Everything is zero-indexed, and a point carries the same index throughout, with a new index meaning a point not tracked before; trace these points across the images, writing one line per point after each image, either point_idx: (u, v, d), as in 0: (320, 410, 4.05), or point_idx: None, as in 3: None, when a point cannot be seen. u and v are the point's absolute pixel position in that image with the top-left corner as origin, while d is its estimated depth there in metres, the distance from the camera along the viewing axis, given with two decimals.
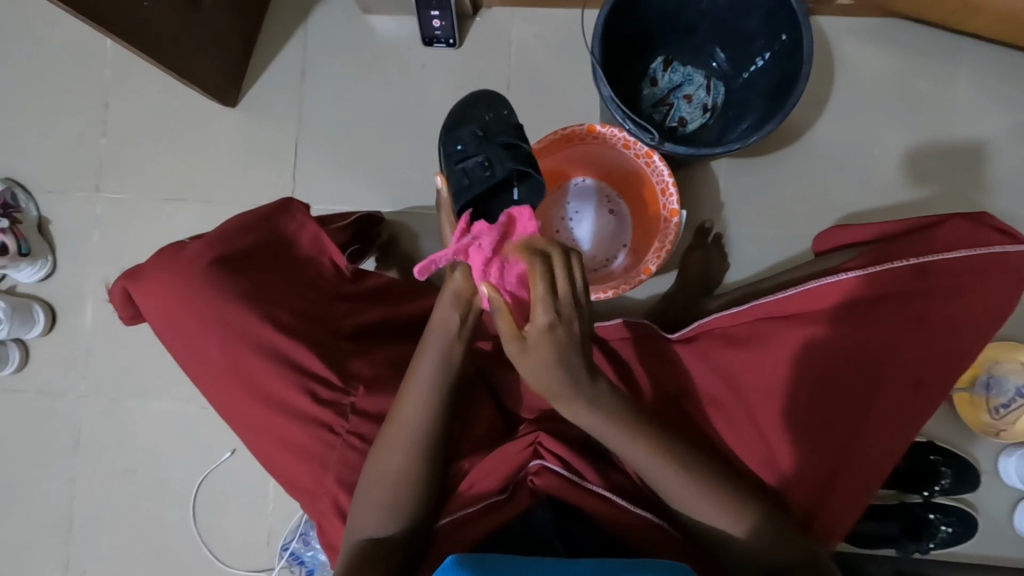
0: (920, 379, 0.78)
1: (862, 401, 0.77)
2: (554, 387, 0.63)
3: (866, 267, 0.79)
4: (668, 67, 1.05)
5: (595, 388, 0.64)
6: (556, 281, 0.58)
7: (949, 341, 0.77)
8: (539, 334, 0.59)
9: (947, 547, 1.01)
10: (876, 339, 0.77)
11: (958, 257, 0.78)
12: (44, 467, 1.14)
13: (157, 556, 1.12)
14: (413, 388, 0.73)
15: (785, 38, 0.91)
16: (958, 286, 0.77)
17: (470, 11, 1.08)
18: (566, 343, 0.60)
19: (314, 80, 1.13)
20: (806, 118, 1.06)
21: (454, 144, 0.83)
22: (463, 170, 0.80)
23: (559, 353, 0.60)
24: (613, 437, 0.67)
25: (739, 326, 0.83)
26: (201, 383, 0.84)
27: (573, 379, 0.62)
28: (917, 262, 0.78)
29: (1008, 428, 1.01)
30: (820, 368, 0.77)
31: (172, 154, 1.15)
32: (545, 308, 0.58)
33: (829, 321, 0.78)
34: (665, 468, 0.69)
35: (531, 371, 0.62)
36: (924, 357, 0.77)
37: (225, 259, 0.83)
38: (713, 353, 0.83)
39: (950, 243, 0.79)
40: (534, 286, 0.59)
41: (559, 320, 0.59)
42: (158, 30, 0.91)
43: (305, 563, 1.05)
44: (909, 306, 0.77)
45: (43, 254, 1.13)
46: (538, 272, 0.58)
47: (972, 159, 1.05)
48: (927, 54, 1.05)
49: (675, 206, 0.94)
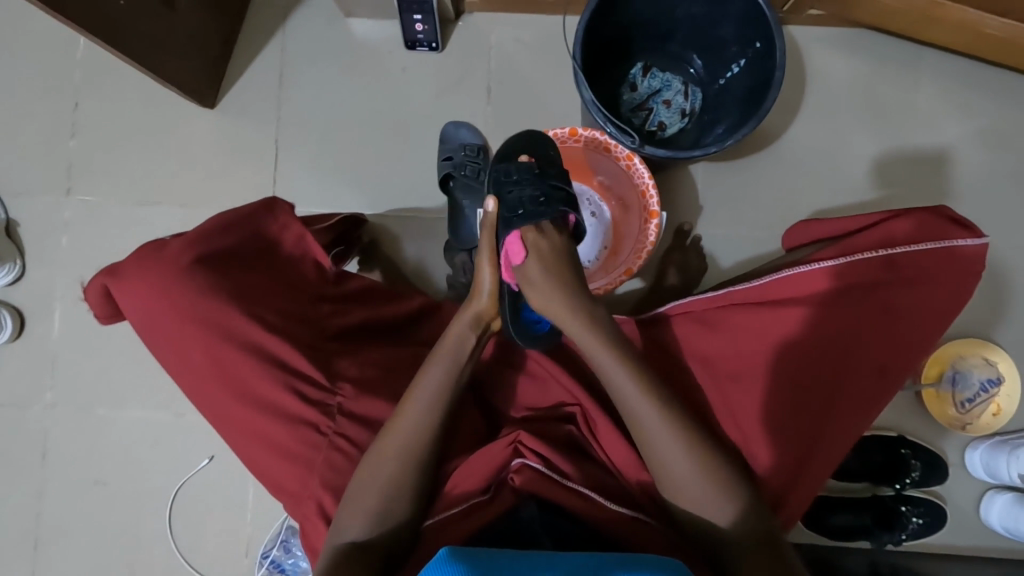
0: (885, 367, 0.79)
1: (833, 392, 0.78)
2: (550, 287, 0.79)
3: (834, 258, 0.81)
4: (647, 72, 1.07)
5: (590, 304, 0.79)
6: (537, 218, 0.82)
7: (912, 332, 0.80)
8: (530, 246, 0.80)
9: (917, 538, 1.04)
10: (844, 328, 0.79)
11: (923, 250, 0.80)
12: (11, 477, 1.10)
13: (130, 566, 1.08)
14: (416, 400, 0.75)
15: (758, 46, 0.94)
16: (921, 275, 0.80)
17: (451, 16, 1.09)
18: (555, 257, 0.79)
19: (294, 83, 1.12)
20: (779, 125, 1.10)
21: (507, 172, 0.87)
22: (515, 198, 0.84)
23: (549, 258, 0.80)
24: (605, 359, 0.76)
25: (714, 309, 0.85)
26: (183, 384, 0.83)
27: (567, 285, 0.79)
28: (887, 254, 0.80)
29: (973, 422, 1.06)
30: (791, 355, 0.79)
31: (148, 156, 1.13)
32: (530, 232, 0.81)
33: (801, 309, 0.80)
34: (620, 369, 0.75)
35: (535, 295, 0.79)
36: (889, 347, 0.79)
37: (209, 258, 0.82)
38: (692, 342, 0.85)
39: (909, 233, 0.82)
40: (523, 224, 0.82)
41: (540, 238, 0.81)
42: (135, 28, 0.89)
43: (286, 571, 1.04)
44: (875, 295, 0.79)
45: (10, 258, 1.09)
46: None
47: (934, 164, 1.09)
48: (890, 63, 1.10)
49: (655, 208, 0.96)
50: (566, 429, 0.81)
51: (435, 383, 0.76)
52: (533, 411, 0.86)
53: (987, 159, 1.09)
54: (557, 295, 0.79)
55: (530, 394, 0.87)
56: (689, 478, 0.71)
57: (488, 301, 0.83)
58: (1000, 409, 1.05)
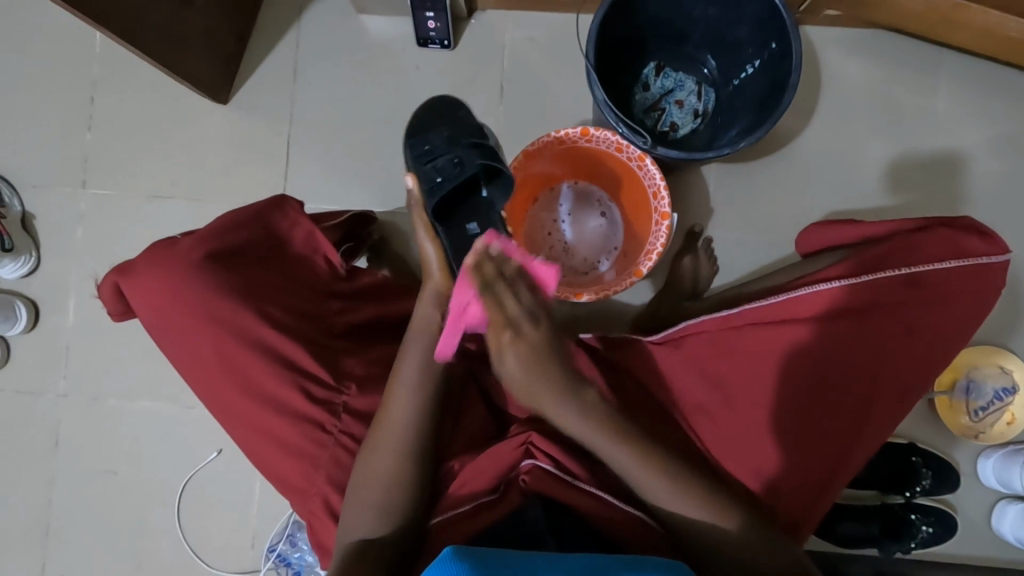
0: (906, 388, 0.78)
1: (853, 412, 0.77)
2: (534, 383, 0.70)
3: (851, 277, 0.78)
4: (660, 72, 1.07)
5: (580, 396, 0.71)
6: (507, 303, 0.68)
7: (933, 350, 0.78)
8: (506, 349, 0.69)
9: (926, 547, 1.03)
10: (865, 349, 0.77)
11: (945, 269, 0.78)
12: (24, 465, 1.11)
13: (139, 556, 1.10)
14: (400, 387, 0.74)
15: (774, 46, 0.92)
16: (945, 296, 0.78)
17: (464, 13, 1.09)
18: (537, 362, 0.69)
19: (305, 79, 1.12)
20: (793, 126, 1.09)
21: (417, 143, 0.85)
22: (433, 168, 0.82)
23: (531, 361, 0.69)
24: (601, 444, 0.71)
25: (729, 330, 0.82)
26: (192, 379, 0.83)
27: (554, 383, 0.70)
28: (910, 272, 0.77)
29: (987, 431, 1.04)
30: (808, 376, 0.77)
31: (161, 150, 1.14)
32: (502, 326, 0.68)
33: (818, 330, 0.78)
34: (617, 450, 0.71)
35: (518, 388, 0.71)
36: (910, 366, 0.78)
37: (218, 255, 0.82)
38: (703, 361, 0.82)
39: (936, 251, 0.79)
40: (490, 309, 0.68)
41: (518, 334, 0.68)
42: (151, 25, 0.90)
43: (292, 564, 1.05)
44: (898, 317, 0.77)
45: (26, 250, 1.11)
46: (492, 301, 0.68)
47: (951, 168, 1.08)
48: (909, 65, 1.08)
49: (666, 210, 0.94)
50: None
51: (415, 369, 0.75)
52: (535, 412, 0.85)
53: (1007, 164, 1.08)
54: (544, 395, 0.71)
55: None
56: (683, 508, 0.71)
57: (439, 275, 0.82)
58: (1015, 418, 1.04)
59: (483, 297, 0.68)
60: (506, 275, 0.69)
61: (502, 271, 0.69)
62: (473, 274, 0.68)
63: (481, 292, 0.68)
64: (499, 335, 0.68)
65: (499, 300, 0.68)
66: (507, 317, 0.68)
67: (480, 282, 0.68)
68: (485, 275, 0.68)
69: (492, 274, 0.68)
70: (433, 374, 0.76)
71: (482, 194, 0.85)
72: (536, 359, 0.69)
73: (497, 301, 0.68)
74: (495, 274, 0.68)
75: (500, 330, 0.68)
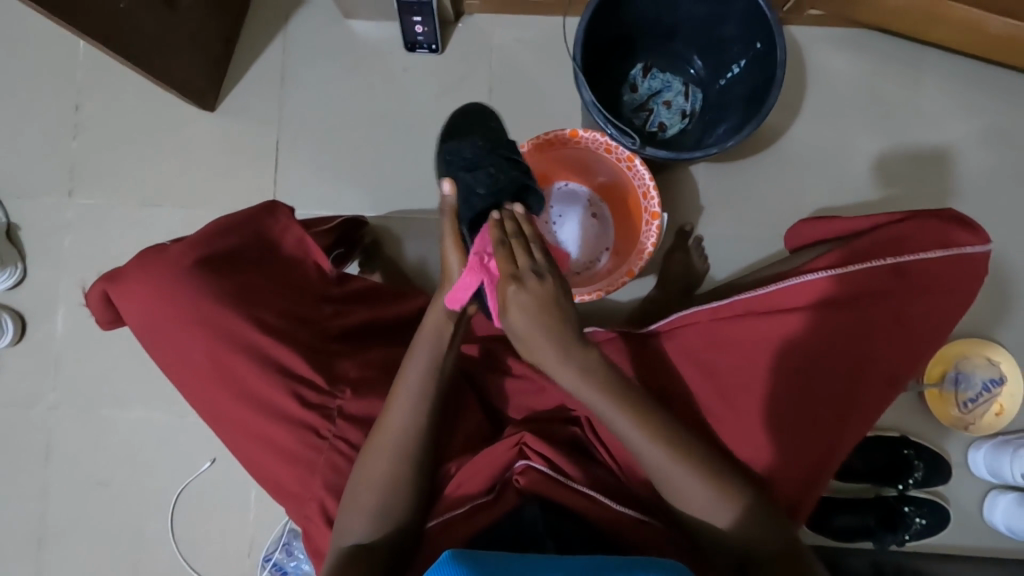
0: (895, 374, 0.79)
1: (844, 401, 0.78)
2: (537, 341, 0.64)
3: (838, 267, 0.79)
4: (647, 73, 1.07)
5: (585, 355, 0.67)
6: (521, 255, 0.64)
7: (921, 338, 0.79)
8: (510, 302, 0.64)
9: (920, 539, 1.04)
10: (856, 338, 0.78)
11: (932, 259, 0.79)
12: (13, 479, 1.10)
13: (132, 568, 1.08)
14: (403, 391, 0.73)
15: (760, 45, 0.93)
16: (931, 284, 0.79)
17: (452, 17, 1.09)
18: (542, 317, 0.64)
19: (294, 85, 1.12)
20: (780, 125, 1.10)
21: (458, 152, 0.85)
22: (473, 178, 0.80)
23: (536, 316, 0.63)
24: (606, 409, 0.69)
25: (721, 322, 0.82)
26: (184, 386, 0.82)
27: (559, 342, 0.65)
28: (897, 262, 0.79)
29: (976, 421, 1.05)
30: (801, 366, 0.78)
31: (149, 158, 1.13)
32: (508, 277, 0.63)
33: (808, 320, 0.78)
34: (623, 420, 0.69)
35: (522, 346, 0.66)
36: (899, 354, 0.79)
37: (209, 260, 0.82)
38: (696, 354, 0.82)
39: (922, 242, 0.80)
40: (502, 259, 0.65)
41: (525, 285, 0.63)
42: (135, 31, 0.89)
43: (288, 573, 1.03)
44: (887, 305, 0.78)
45: (12, 261, 1.10)
46: (503, 254, 0.65)
47: (935, 163, 1.09)
48: (891, 62, 1.10)
49: (656, 209, 0.96)
50: (571, 431, 0.81)
51: (417, 375, 0.74)
52: (533, 413, 0.86)
53: (990, 159, 1.09)
54: (548, 353, 0.65)
55: (529, 394, 0.87)
56: (697, 499, 0.69)
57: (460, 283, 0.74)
58: (1003, 409, 1.05)
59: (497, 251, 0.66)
60: (524, 235, 0.67)
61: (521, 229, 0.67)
62: (493, 228, 0.67)
63: (497, 244, 0.66)
64: (505, 285, 0.64)
65: (511, 253, 0.65)
66: (514, 270, 0.64)
67: (498, 234, 0.66)
68: (506, 231, 0.67)
69: (512, 229, 0.67)
70: (437, 382, 0.74)
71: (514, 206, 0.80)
72: (542, 313, 0.63)
73: (511, 254, 0.65)
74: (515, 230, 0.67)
75: (505, 283, 0.64)
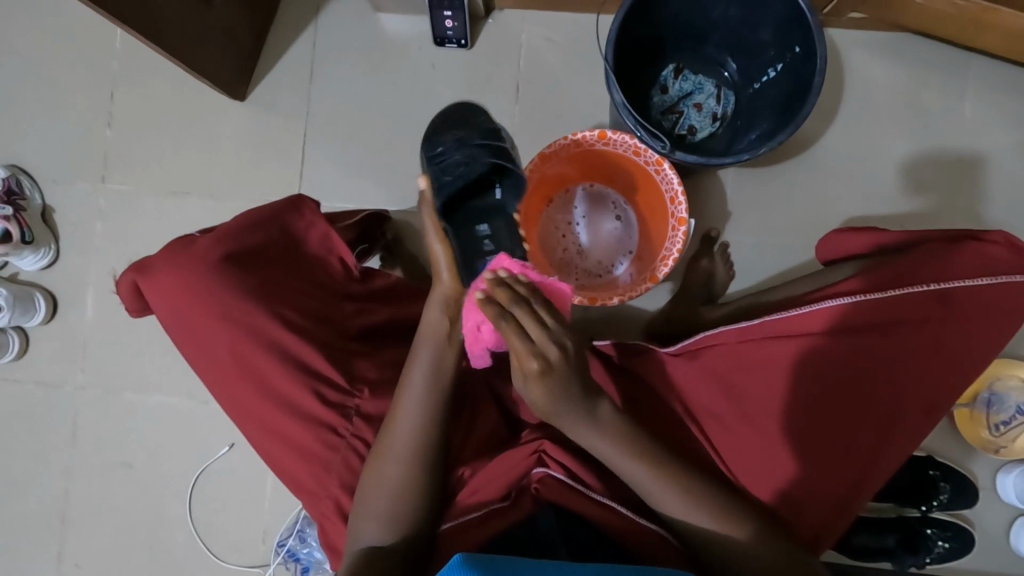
0: (933, 404, 0.77)
1: (876, 428, 0.76)
2: (558, 407, 0.66)
3: (878, 292, 0.76)
4: (679, 74, 1.05)
5: (601, 409, 0.68)
6: (528, 328, 0.63)
7: (961, 367, 0.77)
8: (533, 377, 0.64)
9: (944, 561, 1.01)
10: (893, 366, 0.75)
11: (978, 286, 0.76)
12: (42, 454, 1.13)
13: (152, 547, 1.11)
14: (405, 395, 0.74)
15: (797, 50, 0.90)
16: (976, 311, 0.76)
17: (482, 13, 1.08)
18: (564, 387, 0.64)
19: (324, 77, 1.12)
20: (815, 131, 1.07)
21: (433, 146, 0.87)
22: (442, 169, 0.84)
23: (558, 386, 0.64)
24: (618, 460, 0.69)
25: (748, 342, 0.79)
26: (206, 377, 0.84)
27: (579, 403, 0.66)
28: (940, 288, 0.76)
29: (1007, 445, 1.01)
30: (831, 392, 0.76)
31: (180, 146, 1.14)
32: (527, 354, 0.63)
33: (840, 344, 0.76)
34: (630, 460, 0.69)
35: (542, 409, 0.67)
36: (938, 384, 0.76)
37: (234, 255, 0.82)
38: (721, 374, 0.80)
39: (965, 266, 0.77)
40: (511, 337, 0.63)
41: (547, 362, 0.63)
42: (171, 23, 0.90)
43: (300, 560, 1.05)
44: (927, 332, 0.75)
45: (46, 243, 1.12)
46: (511, 329, 0.63)
47: (978, 175, 1.05)
48: (936, 69, 1.06)
49: (683, 215, 0.92)
50: None
51: (426, 379, 0.74)
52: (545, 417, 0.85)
53: None
54: (568, 415, 0.67)
55: None
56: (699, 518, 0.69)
57: (448, 277, 0.79)
58: None
59: (500, 327, 0.63)
60: (521, 297, 0.64)
61: (517, 293, 0.64)
62: (485, 304, 0.64)
63: (497, 320, 0.63)
64: (523, 363, 0.63)
65: (520, 326, 0.63)
66: (531, 345, 0.63)
67: (494, 310, 0.63)
68: (500, 300, 0.64)
69: (509, 298, 0.63)
70: (444, 384, 0.75)
71: (495, 195, 0.85)
72: (564, 384, 0.64)
73: (518, 327, 0.63)
74: (511, 297, 0.64)
75: (525, 360, 0.63)
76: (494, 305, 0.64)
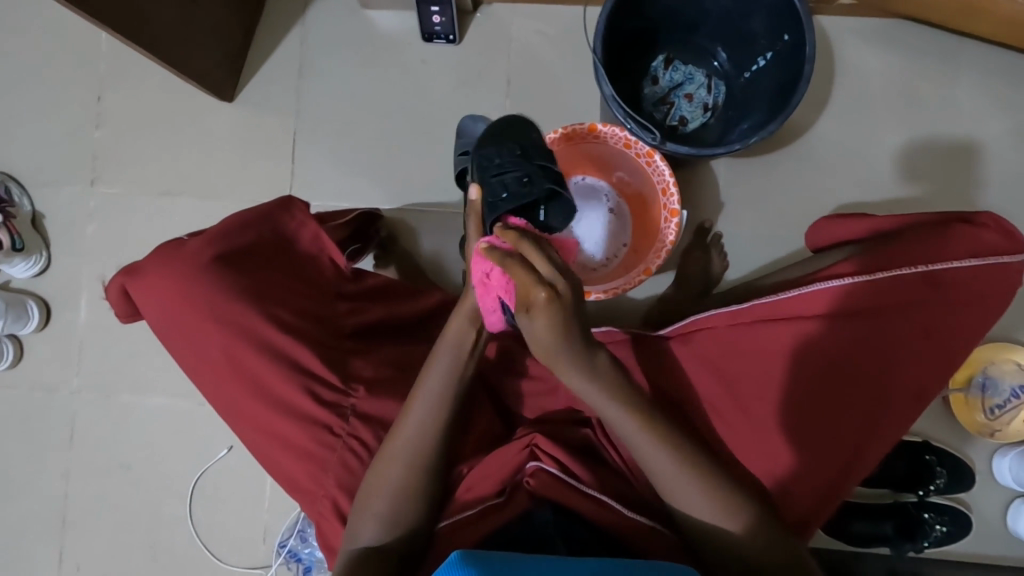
0: (922, 389, 0.77)
1: (869, 415, 0.76)
2: (559, 348, 0.62)
3: (866, 275, 0.77)
4: (669, 65, 1.05)
5: (599, 359, 0.66)
6: (535, 259, 0.60)
7: (951, 350, 0.77)
8: (539, 309, 0.59)
9: (940, 546, 1.02)
10: (883, 350, 0.75)
11: (966, 268, 0.76)
12: (40, 460, 1.13)
13: (153, 550, 1.11)
14: (417, 400, 0.73)
15: (787, 39, 0.90)
16: (965, 294, 0.76)
17: (470, 7, 1.07)
18: (567, 323, 0.60)
19: (313, 75, 1.12)
20: (807, 119, 1.06)
21: (490, 158, 0.82)
22: (501, 184, 0.78)
23: (562, 322, 0.60)
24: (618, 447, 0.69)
25: (738, 326, 0.80)
26: (199, 380, 0.83)
27: (578, 348, 0.63)
28: (928, 270, 0.76)
29: (1002, 429, 1.02)
30: (823, 376, 0.76)
31: (169, 148, 1.14)
32: (534, 285, 0.59)
33: (830, 327, 0.76)
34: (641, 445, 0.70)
35: (544, 352, 0.63)
36: (929, 368, 0.76)
37: (226, 256, 0.82)
38: (713, 360, 0.81)
39: (960, 249, 0.77)
40: (517, 270, 0.60)
41: (553, 292, 0.59)
42: (156, 25, 0.89)
43: (302, 560, 1.05)
44: (916, 316, 0.75)
45: (37, 249, 1.12)
46: (518, 263, 0.60)
47: (970, 160, 1.05)
48: (927, 54, 1.05)
49: (675, 206, 0.94)
50: (582, 433, 0.80)
51: (438, 383, 0.73)
52: (544, 415, 0.86)
53: None
54: (564, 359, 0.64)
55: (543, 395, 0.87)
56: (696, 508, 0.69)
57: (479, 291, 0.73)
58: None
59: (506, 261, 0.61)
60: (528, 235, 0.62)
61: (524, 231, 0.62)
62: (490, 248, 0.63)
63: (504, 257, 0.61)
64: (529, 295, 0.59)
65: (527, 260, 0.60)
66: (539, 276, 0.59)
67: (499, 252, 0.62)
68: (507, 242, 0.63)
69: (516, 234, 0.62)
70: (455, 388, 0.74)
71: (539, 216, 0.79)
72: (569, 321, 0.60)
73: (525, 261, 0.60)
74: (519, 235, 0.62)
75: (529, 291, 0.59)
76: (499, 249, 0.63)
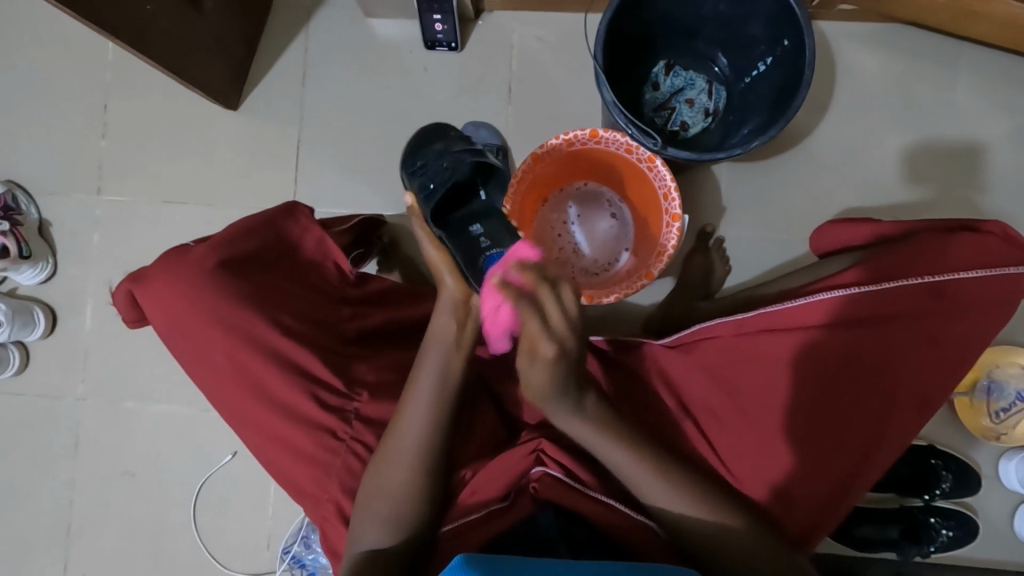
0: (926, 397, 0.77)
1: (873, 421, 0.76)
2: (551, 394, 0.66)
3: (873, 285, 0.76)
4: (670, 71, 1.06)
5: (588, 399, 0.69)
6: (549, 311, 0.61)
7: (954, 359, 0.77)
8: (540, 359, 0.62)
9: (949, 550, 1.01)
10: (888, 361, 0.75)
11: (973, 278, 0.76)
12: (45, 467, 1.14)
13: (157, 556, 1.12)
14: (412, 402, 0.73)
15: (787, 44, 0.90)
16: (970, 304, 0.76)
17: (472, 15, 1.08)
18: (565, 373, 0.64)
19: (316, 83, 1.13)
20: (807, 123, 1.07)
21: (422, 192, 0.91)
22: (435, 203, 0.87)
23: (560, 372, 0.64)
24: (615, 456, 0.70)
25: (742, 337, 0.80)
26: (204, 384, 0.84)
27: (569, 392, 0.66)
28: (934, 280, 0.75)
29: (1008, 432, 1.02)
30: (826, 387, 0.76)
31: (174, 156, 1.15)
32: (541, 337, 0.61)
33: (835, 338, 0.76)
34: (626, 457, 0.70)
35: (534, 391, 0.67)
36: (931, 376, 0.76)
37: (230, 261, 0.83)
38: (716, 367, 0.81)
39: (964, 258, 0.77)
40: (529, 317, 0.61)
41: (559, 347, 0.62)
42: (161, 35, 0.90)
43: (306, 565, 1.06)
44: (920, 327, 0.75)
45: (44, 257, 1.13)
46: (530, 310, 0.61)
47: (971, 162, 1.05)
48: (927, 58, 1.06)
49: (677, 212, 0.92)
50: None
51: (431, 383, 0.73)
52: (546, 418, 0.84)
53: None
54: (555, 401, 0.67)
55: None
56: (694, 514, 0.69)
57: (451, 278, 0.77)
58: None
59: (519, 306, 0.61)
60: (545, 276, 0.62)
61: (542, 273, 0.62)
62: (507, 284, 0.61)
63: (518, 300, 0.61)
64: (536, 345, 0.62)
65: (540, 308, 0.61)
66: (547, 327, 0.61)
67: (515, 290, 0.61)
68: (523, 280, 0.61)
69: (536, 278, 0.61)
70: (448, 392, 0.74)
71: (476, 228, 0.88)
72: (564, 371, 0.64)
73: (538, 308, 0.61)
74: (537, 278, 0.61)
75: (536, 341, 0.62)
76: (515, 285, 0.61)
